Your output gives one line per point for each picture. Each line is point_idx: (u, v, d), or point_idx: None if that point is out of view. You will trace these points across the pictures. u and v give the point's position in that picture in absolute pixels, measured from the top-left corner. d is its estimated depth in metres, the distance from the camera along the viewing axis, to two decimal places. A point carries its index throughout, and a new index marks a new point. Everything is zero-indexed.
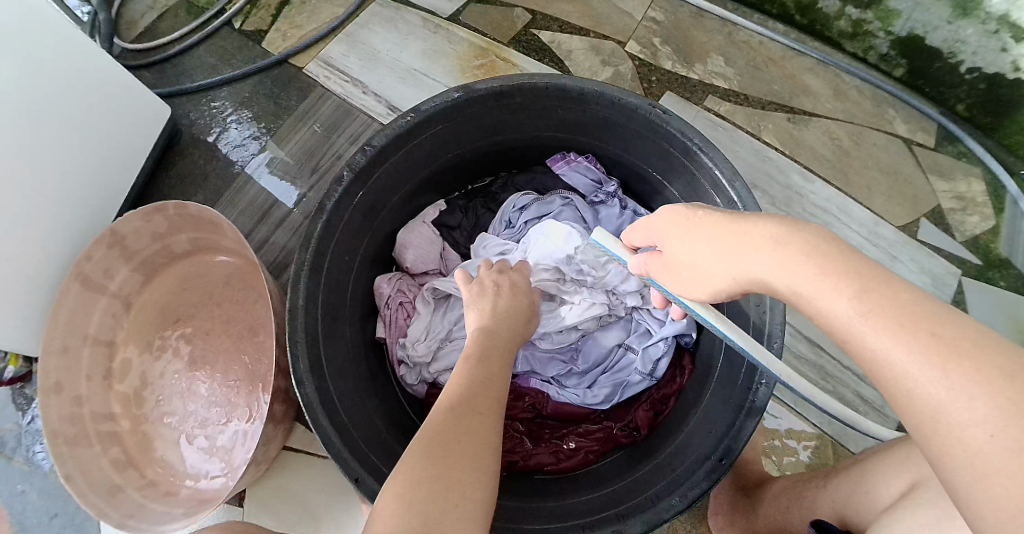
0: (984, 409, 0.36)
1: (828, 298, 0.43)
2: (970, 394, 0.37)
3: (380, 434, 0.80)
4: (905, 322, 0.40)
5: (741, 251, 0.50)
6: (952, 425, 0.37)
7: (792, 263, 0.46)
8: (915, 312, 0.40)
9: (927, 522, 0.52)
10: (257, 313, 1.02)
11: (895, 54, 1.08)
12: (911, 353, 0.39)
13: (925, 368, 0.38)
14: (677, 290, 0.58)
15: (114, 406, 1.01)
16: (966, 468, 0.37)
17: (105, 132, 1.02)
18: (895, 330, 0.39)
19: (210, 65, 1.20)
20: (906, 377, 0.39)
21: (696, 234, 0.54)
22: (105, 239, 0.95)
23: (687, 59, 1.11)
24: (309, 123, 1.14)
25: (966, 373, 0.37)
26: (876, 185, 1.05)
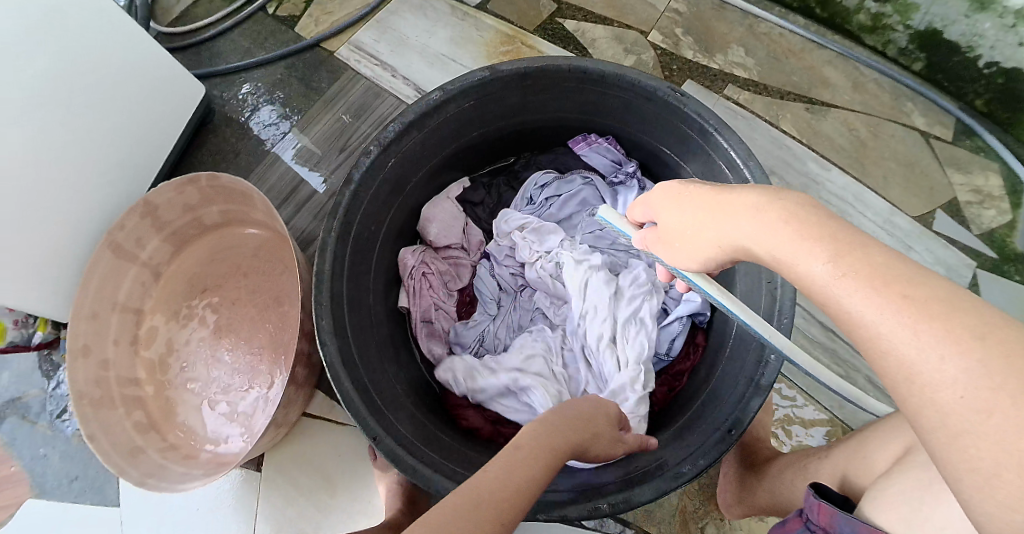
0: (953, 370, 0.36)
1: (804, 262, 0.42)
2: (940, 354, 0.36)
3: (399, 399, 0.82)
4: (879, 283, 0.39)
5: (724, 220, 0.49)
6: (925, 385, 0.37)
7: (770, 227, 0.45)
8: (887, 274, 0.39)
9: (912, 483, 0.51)
10: (282, 284, 1.05)
11: (914, 49, 1.09)
12: (885, 315, 0.38)
13: (895, 329, 0.38)
14: (669, 261, 0.57)
15: (139, 372, 1.05)
16: (940, 429, 0.37)
17: (142, 108, 1.06)
18: (868, 291, 0.39)
19: (244, 48, 1.24)
20: (879, 338, 0.38)
21: (686, 206, 0.54)
22: (138, 209, 0.99)
23: (708, 49, 1.13)
24: (337, 105, 1.17)
25: (935, 333, 0.36)
26: (892, 175, 1.06)
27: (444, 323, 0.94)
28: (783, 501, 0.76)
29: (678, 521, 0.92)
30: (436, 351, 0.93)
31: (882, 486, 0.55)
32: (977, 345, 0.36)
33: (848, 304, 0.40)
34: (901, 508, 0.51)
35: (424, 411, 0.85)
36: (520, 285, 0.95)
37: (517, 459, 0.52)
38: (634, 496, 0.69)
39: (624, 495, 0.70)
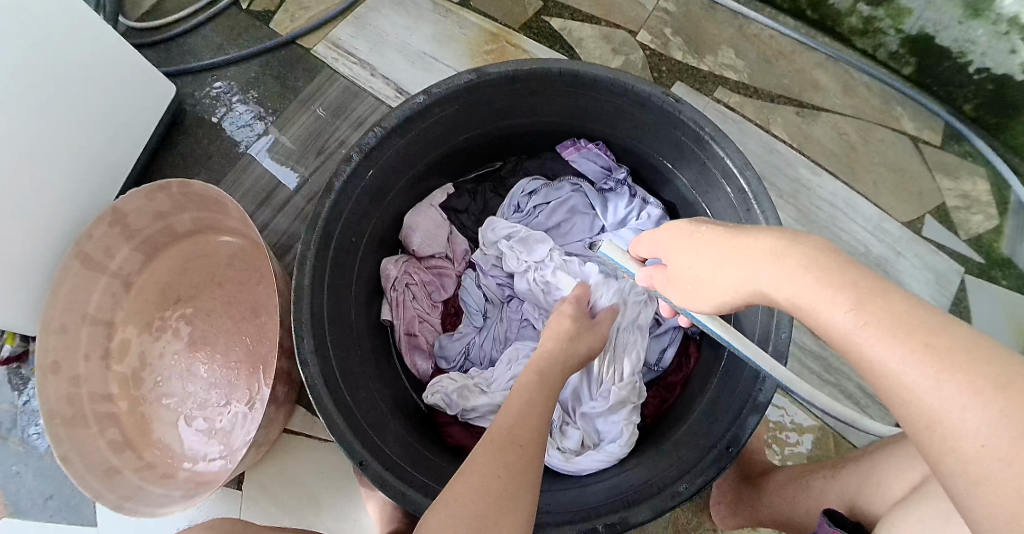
0: (976, 422, 0.36)
1: (825, 308, 0.43)
2: (963, 405, 0.36)
3: (384, 418, 0.79)
4: (899, 333, 0.39)
5: (740, 263, 0.49)
6: (948, 433, 0.37)
7: (790, 274, 0.45)
8: (910, 324, 0.39)
9: (935, 513, 0.53)
10: (260, 294, 1.01)
11: (904, 52, 1.08)
12: (906, 365, 0.38)
13: (915, 377, 0.38)
14: (682, 302, 0.58)
15: (112, 387, 1.00)
16: (962, 474, 0.37)
17: (109, 109, 1.01)
18: (890, 341, 0.39)
19: (217, 45, 1.19)
20: (903, 389, 0.38)
21: (699, 247, 0.55)
22: (106, 217, 0.94)
23: (698, 50, 1.11)
24: (312, 106, 1.12)
25: (958, 385, 0.37)
26: (882, 180, 1.05)
27: (429, 337, 0.91)
28: (784, 515, 0.77)
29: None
30: (420, 366, 0.90)
31: (899, 513, 0.57)
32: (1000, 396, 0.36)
33: (870, 351, 0.40)
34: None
35: (410, 429, 0.82)
36: (507, 296, 0.92)
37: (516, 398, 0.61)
38: (630, 517, 0.67)
39: (620, 516, 0.68)
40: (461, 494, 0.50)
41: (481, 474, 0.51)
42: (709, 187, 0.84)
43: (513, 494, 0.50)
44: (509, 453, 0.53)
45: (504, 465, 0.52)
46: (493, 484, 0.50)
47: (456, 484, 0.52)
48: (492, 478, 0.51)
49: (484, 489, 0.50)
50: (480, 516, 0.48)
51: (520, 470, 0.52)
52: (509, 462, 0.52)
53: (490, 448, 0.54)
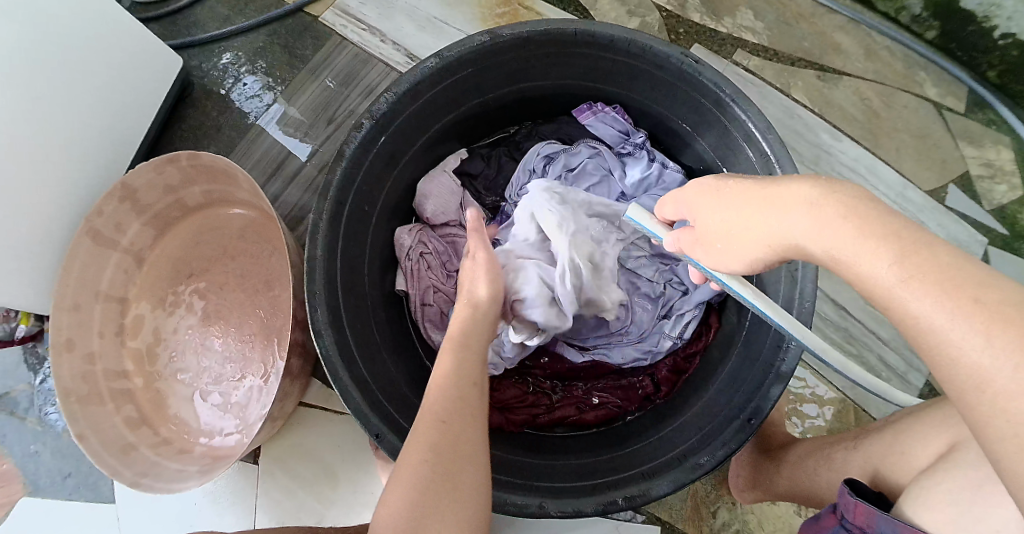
0: None
1: (866, 263, 0.41)
2: (1016, 364, 0.35)
3: (400, 389, 0.78)
4: (951, 288, 0.38)
5: (769, 215, 0.48)
6: (999, 395, 0.36)
7: (827, 223, 0.44)
8: (957, 277, 0.38)
9: (971, 481, 0.50)
10: (273, 267, 1.00)
11: (928, 15, 1.05)
12: (953, 321, 0.37)
13: (961, 331, 0.37)
14: (710, 262, 0.56)
15: (127, 363, 1.00)
16: (1011, 438, 0.36)
17: (115, 83, 0.99)
18: (937, 295, 0.38)
19: (223, 16, 1.17)
20: (948, 345, 0.37)
21: (726, 201, 0.53)
22: (116, 192, 0.93)
23: (715, 12, 1.08)
24: (320, 77, 1.11)
25: (1010, 344, 0.35)
26: (906, 147, 1.03)
27: (444, 307, 0.90)
28: (804, 486, 0.75)
29: (690, 505, 0.90)
30: (435, 339, 0.89)
31: (926, 480, 0.55)
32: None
33: (917, 309, 0.38)
34: (946, 507, 0.51)
35: None
36: None
37: (439, 375, 0.59)
38: (651, 490, 0.66)
39: (640, 491, 0.66)
40: (392, 498, 0.50)
41: (409, 467, 0.51)
42: (729, 150, 0.82)
43: (437, 485, 0.50)
44: (428, 436, 0.53)
45: (431, 449, 0.52)
46: (426, 480, 0.50)
47: (389, 488, 0.52)
48: (419, 469, 0.51)
49: (413, 482, 0.50)
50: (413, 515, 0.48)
51: (449, 450, 0.52)
52: (437, 442, 0.52)
53: (418, 434, 0.53)
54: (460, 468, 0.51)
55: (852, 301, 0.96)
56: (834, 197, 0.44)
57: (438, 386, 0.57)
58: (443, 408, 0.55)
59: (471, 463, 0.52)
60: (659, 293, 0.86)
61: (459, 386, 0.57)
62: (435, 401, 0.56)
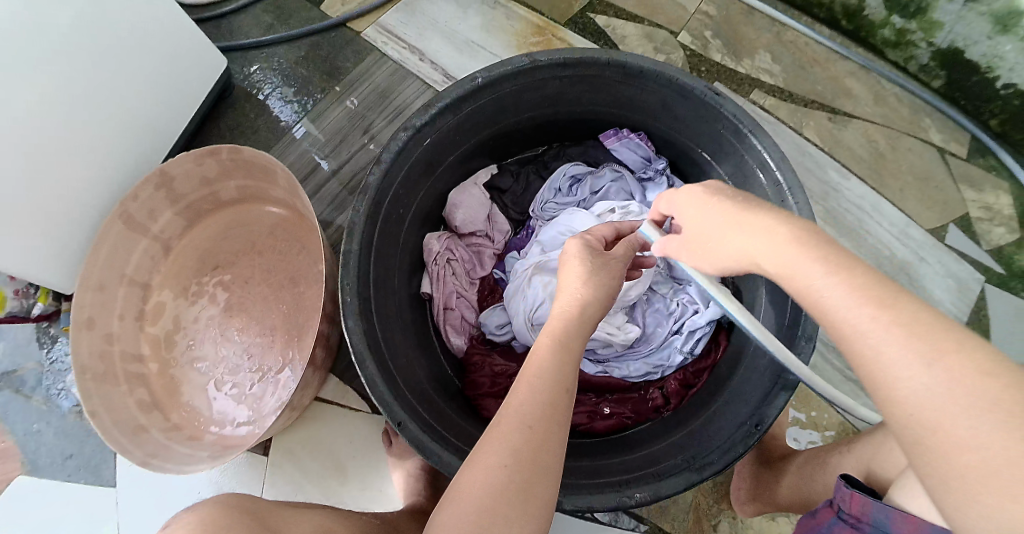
0: (925, 381, 0.39)
1: (804, 276, 0.46)
2: (912, 363, 0.39)
3: (421, 384, 0.81)
4: (884, 305, 0.41)
5: (741, 234, 0.53)
6: (897, 392, 0.40)
7: (781, 246, 0.49)
8: (874, 291, 0.42)
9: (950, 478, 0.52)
10: (299, 264, 1.03)
11: (934, 65, 1.11)
12: (865, 327, 0.41)
13: (887, 349, 0.40)
14: (692, 265, 0.61)
15: (144, 348, 1.02)
16: (910, 433, 0.39)
17: (161, 78, 1.03)
18: (857, 304, 0.42)
19: (266, 25, 1.23)
20: (862, 350, 0.41)
21: (710, 214, 0.58)
22: (153, 179, 0.96)
23: (736, 53, 1.16)
24: (343, 101, 1.17)
25: (912, 345, 0.40)
26: (910, 188, 1.08)
27: (465, 312, 0.93)
28: (807, 494, 0.77)
29: (693, 517, 0.92)
30: (454, 342, 0.92)
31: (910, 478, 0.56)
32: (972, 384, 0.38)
33: (846, 316, 0.43)
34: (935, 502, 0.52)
35: (445, 399, 0.83)
36: None
37: (531, 366, 0.59)
38: (662, 488, 0.69)
39: (652, 489, 0.69)
40: (468, 490, 0.53)
41: (486, 464, 0.54)
42: (745, 178, 0.86)
43: (520, 490, 0.53)
44: (511, 439, 0.55)
45: (511, 454, 0.54)
46: (505, 485, 0.53)
47: (463, 477, 0.55)
48: (497, 471, 0.53)
49: (485, 486, 0.53)
50: (485, 514, 0.52)
51: (531, 457, 0.54)
52: (520, 448, 0.54)
53: (500, 435, 0.55)
54: (543, 477, 0.54)
55: None
56: (782, 225, 0.50)
57: (531, 382, 0.58)
58: (528, 409, 0.56)
59: (552, 471, 0.55)
60: (671, 310, 0.90)
61: (552, 383, 0.58)
62: (525, 401, 0.57)
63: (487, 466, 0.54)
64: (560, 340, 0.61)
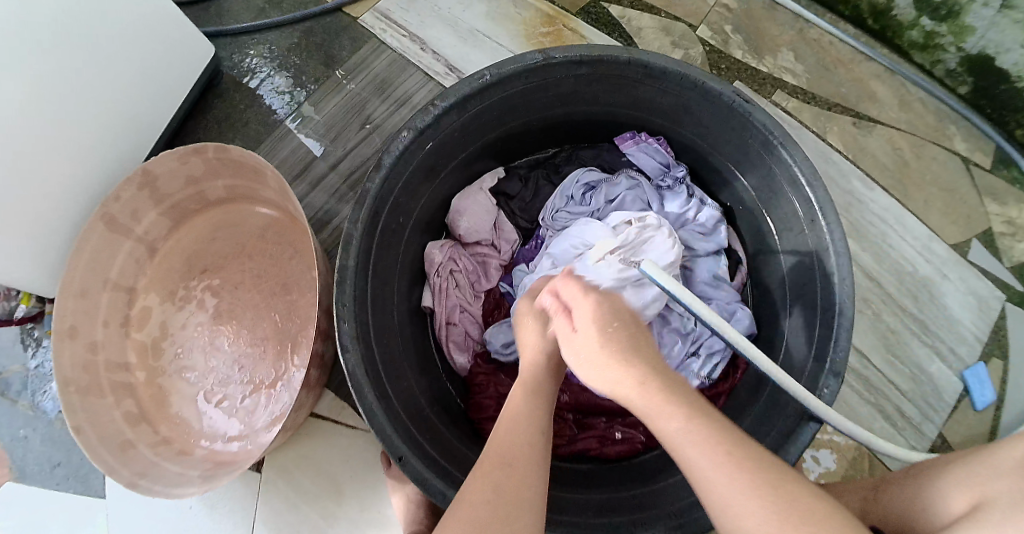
0: (757, 511, 0.45)
1: (659, 416, 0.51)
2: (743, 491, 0.46)
3: (422, 410, 0.76)
4: (717, 444, 0.48)
5: (615, 367, 0.55)
6: (734, 518, 0.46)
7: (633, 388, 0.53)
8: (710, 422, 0.49)
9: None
10: (291, 271, 0.98)
11: (962, 71, 1.05)
12: (708, 459, 0.47)
13: (737, 503, 0.46)
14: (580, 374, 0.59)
15: (130, 356, 0.97)
16: None
17: (144, 67, 0.96)
18: (701, 441, 0.48)
19: (257, 8, 1.16)
20: (704, 480, 0.47)
21: (583, 330, 0.58)
22: (135, 178, 0.89)
23: (757, 50, 1.11)
24: (349, 83, 1.10)
25: (738, 474, 0.46)
26: (934, 200, 1.03)
27: (470, 328, 0.89)
28: None
29: None
30: (458, 361, 0.88)
31: None
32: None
33: (689, 452, 0.48)
34: None
35: (448, 424, 0.79)
36: None
37: (510, 407, 0.58)
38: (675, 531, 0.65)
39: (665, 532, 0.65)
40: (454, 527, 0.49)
41: (473, 502, 0.51)
42: (772, 191, 0.81)
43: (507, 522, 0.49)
44: (495, 475, 0.52)
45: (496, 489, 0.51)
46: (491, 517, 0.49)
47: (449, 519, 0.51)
48: (482, 505, 0.50)
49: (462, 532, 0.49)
50: None
51: (516, 490, 0.51)
52: (502, 483, 0.51)
53: (483, 473, 0.52)
54: (529, 510, 0.50)
55: (872, 346, 0.97)
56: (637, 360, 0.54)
57: (510, 419, 0.56)
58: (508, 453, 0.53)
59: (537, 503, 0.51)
60: (689, 330, 0.85)
61: (529, 421, 0.56)
62: (504, 437, 0.54)
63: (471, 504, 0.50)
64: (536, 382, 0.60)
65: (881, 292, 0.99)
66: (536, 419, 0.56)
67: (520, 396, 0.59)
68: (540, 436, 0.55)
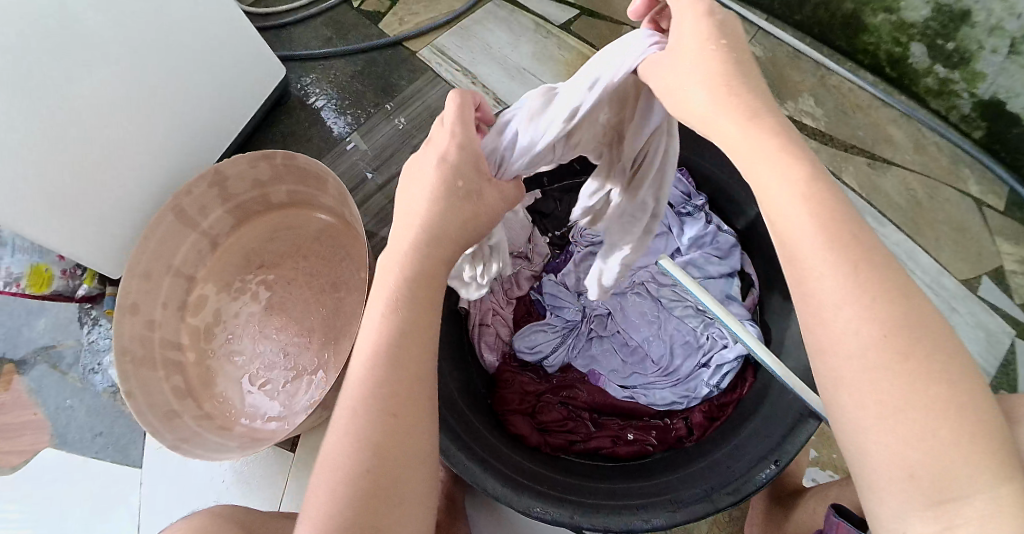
0: (890, 383, 0.39)
1: (817, 252, 0.41)
2: (885, 353, 0.39)
3: (452, 397, 0.81)
4: (876, 286, 0.40)
5: (765, 172, 0.43)
6: (839, 355, 0.40)
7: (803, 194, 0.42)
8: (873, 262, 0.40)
9: None
10: (340, 271, 1.07)
11: (976, 117, 1.11)
12: (857, 308, 0.40)
13: (870, 353, 0.39)
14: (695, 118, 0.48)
15: (183, 336, 1.06)
16: (866, 401, 0.39)
17: (220, 81, 1.08)
18: (864, 282, 0.40)
19: (325, 39, 1.30)
20: (835, 327, 0.40)
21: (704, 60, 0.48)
22: (207, 177, 1.01)
23: (779, 95, 1.19)
24: (395, 117, 1.21)
25: (893, 343, 0.39)
26: (944, 237, 1.08)
27: (499, 329, 0.96)
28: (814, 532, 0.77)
29: None
30: (487, 358, 0.94)
31: None
32: (977, 435, 0.37)
33: (819, 269, 0.41)
34: None
35: (474, 411, 0.83)
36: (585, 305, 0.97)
37: (383, 324, 0.53)
38: (678, 514, 0.69)
39: (668, 515, 0.69)
40: (325, 483, 0.48)
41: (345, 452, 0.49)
42: None
43: (389, 468, 0.49)
44: (366, 424, 0.49)
45: (369, 443, 0.49)
46: (374, 471, 0.48)
47: (321, 471, 0.49)
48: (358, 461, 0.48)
49: (344, 496, 0.47)
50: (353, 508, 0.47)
51: (395, 440, 0.49)
52: (375, 436, 0.49)
53: (353, 422, 0.50)
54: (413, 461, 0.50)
55: None
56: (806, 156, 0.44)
57: (385, 356, 0.51)
58: (382, 398, 0.50)
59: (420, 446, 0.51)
60: (701, 343, 0.93)
61: (403, 347, 0.52)
62: (375, 376, 0.51)
63: (359, 457, 0.48)
64: (412, 292, 0.54)
65: None
66: (413, 332, 0.53)
67: (393, 309, 0.53)
68: (415, 363, 0.52)
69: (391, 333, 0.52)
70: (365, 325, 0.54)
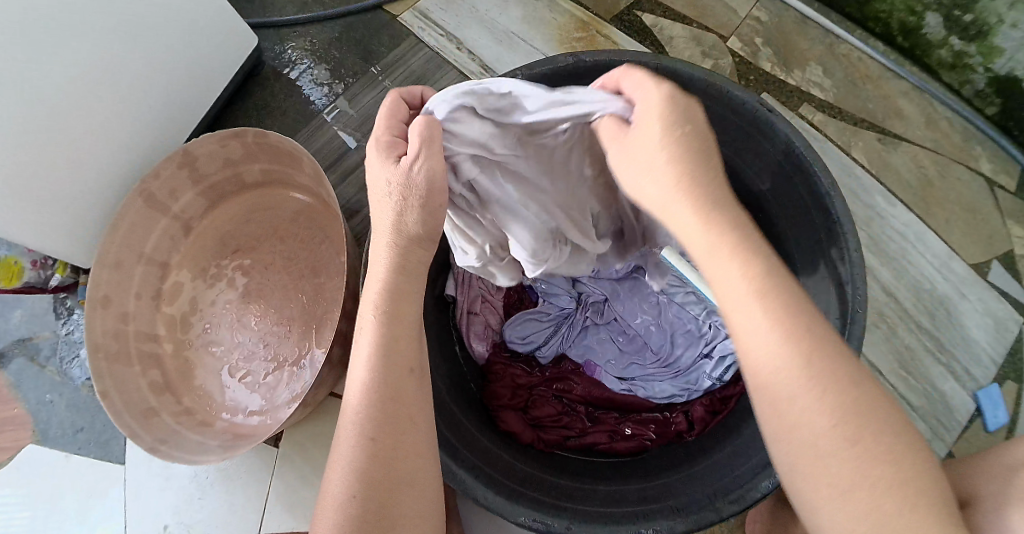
0: (839, 464, 0.41)
1: (765, 338, 0.42)
2: (844, 438, 0.41)
3: (441, 395, 0.77)
4: (824, 378, 0.42)
5: (720, 268, 0.44)
6: (799, 444, 0.42)
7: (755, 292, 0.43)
8: (823, 353, 0.42)
9: None
10: (321, 256, 1.01)
11: (991, 91, 1.05)
12: (808, 396, 0.42)
13: (821, 439, 0.41)
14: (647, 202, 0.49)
15: (159, 327, 1.01)
16: (820, 483, 0.42)
17: (187, 53, 1.00)
18: (813, 372, 0.41)
19: (300, 2, 1.21)
20: (795, 415, 0.42)
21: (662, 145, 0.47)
22: (175, 159, 0.94)
23: (786, 64, 1.12)
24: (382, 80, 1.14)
25: (840, 424, 0.41)
26: (954, 219, 1.03)
27: (490, 318, 0.91)
28: None
29: None
30: (476, 349, 0.90)
31: None
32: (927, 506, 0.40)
33: (773, 362, 0.42)
34: None
35: (463, 407, 0.80)
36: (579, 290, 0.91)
37: (369, 358, 0.53)
38: (679, 523, 0.66)
39: (669, 524, 0.66)
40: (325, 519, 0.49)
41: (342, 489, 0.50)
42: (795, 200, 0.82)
43: (386, 498, 0.49)
44: (360, 459, 0.50)
45: (363, 479, 0.50)
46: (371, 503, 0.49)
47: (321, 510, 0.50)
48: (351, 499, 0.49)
49: (342, 526, 0.48)
50: None
51: (388, 469, 0.50)
52: (369, 470, 0.50)
53: (346, 460, 0.51)
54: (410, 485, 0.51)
55: (886, 364, 0.97)
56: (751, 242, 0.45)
57: (373, 387, 0.52)
58: (371, 426, 0.51)
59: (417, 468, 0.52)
60: (703, 333, 0.87)
61: (390, 377, 0.53)
62: (366, 410, 0.52)
63: (354, 495, 0.49)
64: (394, 322, 0.55)
65: (896, 309, 1.00)
66: (398, 361, 0.54)
67: (377, 344, 0.54)
68: (402, 391, 0.53)
69: (377, 365, 0.53)
70: (353, 366, 0.54)
